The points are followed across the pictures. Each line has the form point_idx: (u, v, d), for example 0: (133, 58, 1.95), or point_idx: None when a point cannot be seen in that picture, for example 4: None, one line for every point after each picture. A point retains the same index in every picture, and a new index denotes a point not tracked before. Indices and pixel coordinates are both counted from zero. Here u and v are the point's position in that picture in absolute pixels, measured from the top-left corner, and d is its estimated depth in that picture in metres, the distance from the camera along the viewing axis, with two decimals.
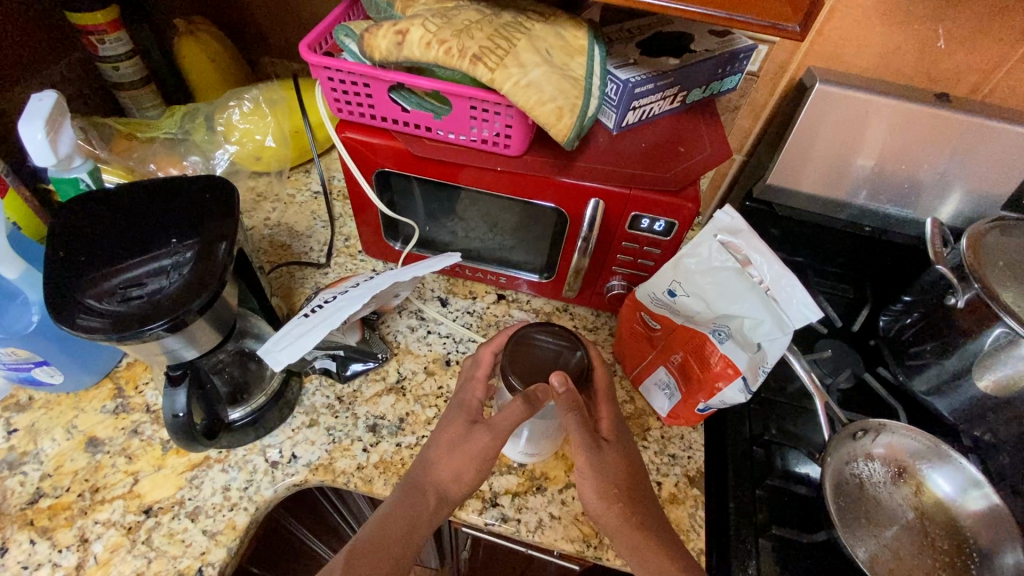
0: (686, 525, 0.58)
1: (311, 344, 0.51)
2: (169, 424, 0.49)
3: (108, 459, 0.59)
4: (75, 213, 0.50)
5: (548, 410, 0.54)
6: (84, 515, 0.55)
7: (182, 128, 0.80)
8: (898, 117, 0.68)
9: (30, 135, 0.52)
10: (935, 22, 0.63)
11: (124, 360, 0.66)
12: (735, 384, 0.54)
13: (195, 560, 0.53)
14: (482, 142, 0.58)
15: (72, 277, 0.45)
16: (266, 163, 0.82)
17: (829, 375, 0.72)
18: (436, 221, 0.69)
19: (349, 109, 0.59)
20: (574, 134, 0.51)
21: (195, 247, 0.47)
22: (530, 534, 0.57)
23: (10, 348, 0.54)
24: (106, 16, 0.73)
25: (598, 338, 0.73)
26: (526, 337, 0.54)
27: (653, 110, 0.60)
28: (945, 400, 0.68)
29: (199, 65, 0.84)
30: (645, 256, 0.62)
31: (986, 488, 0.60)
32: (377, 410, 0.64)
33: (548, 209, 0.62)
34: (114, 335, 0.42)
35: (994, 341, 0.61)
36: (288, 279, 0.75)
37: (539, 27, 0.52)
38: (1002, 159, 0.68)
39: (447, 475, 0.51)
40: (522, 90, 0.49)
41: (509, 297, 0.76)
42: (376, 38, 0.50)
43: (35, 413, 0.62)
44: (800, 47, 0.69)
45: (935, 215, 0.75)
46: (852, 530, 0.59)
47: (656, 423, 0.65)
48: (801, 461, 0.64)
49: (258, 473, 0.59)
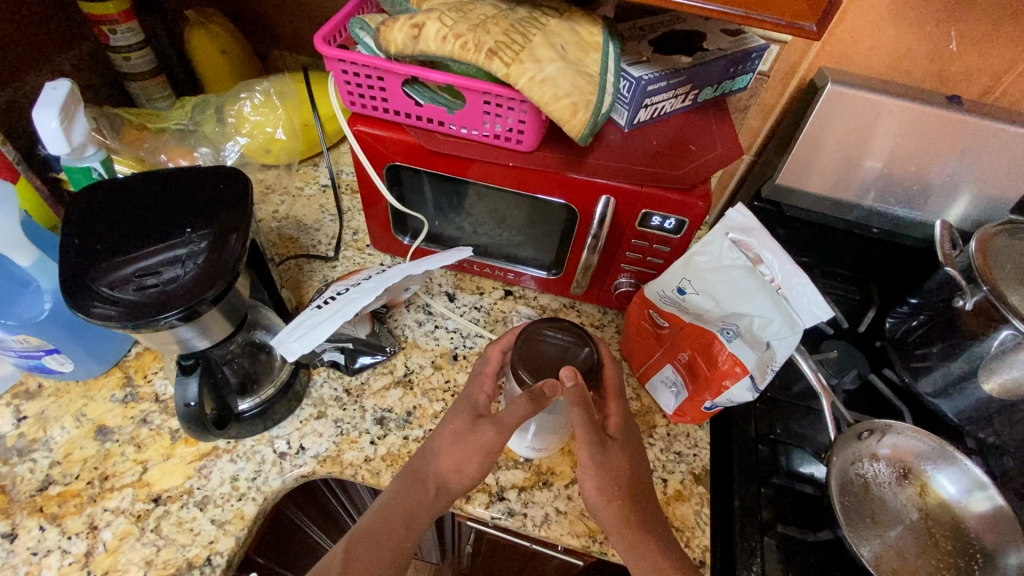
0: (691, 522, 0.58)
1: (324, 335, 0.52)
2: (180, 414, 0.48)
3: (117, 447, 0.59)
4: (91, 201, 0.50)
5: (556, 407, 0.55)
6: (94, 502, 0.56)
7: (193, 119, 0.80)
8: (908, 119, 0.68)
9: (45, 123, 0.52)
10: (946, 25, 0.63)
11: (134, 350, 0.67)
12: (742, 383, 0.53)
13: (203, 548, 0.54)
14: (494, 137, 0.58)
15: (87, 265, 0.45)
16: (275, 156, 0.83)
17: (834, 375, 0.72)
18: (445, 216, 0.69)
19: (362, 102, 0.59)
20: (588, 131, 0.51)
21: (209, 237, 0.47)
22: (535, 528, 0.57)
23: (22, 336, 0.54)
24: (118, 7, 0.73)
25: (605, 334, 0.73)
26: (535, 333, 0.54)
27: (664, 108, 0.61)
28: (951, 403, 0.68)
29: (210, 57, 0.85)
30: (654, 254, 0.63)
31: (991, 490, 0.60)
32: (385, 403, 0.64)
33: (558, 205, 0.62)
34: (129, 323, 0.42)
35: (1000, 345, 0.61)
36: (297, 272, 0.75)
37: (554, 23, 0.52)
38: (1012, 161, 0.68)
39: (449, 465, 0.52)
40: (537, 86, 0.49)
41: (515, 293, 0.76)
42: (392, 31, 0.51)
43: (44, 401, 0.62)
44: (813, 47, 0.69)
45: (943, 217, 0.75)
46: (858, 530, 0.59)
47: (662, 421, 0.66)
48: (806, 461, 0.64)
49: (266, 464, 0.59)
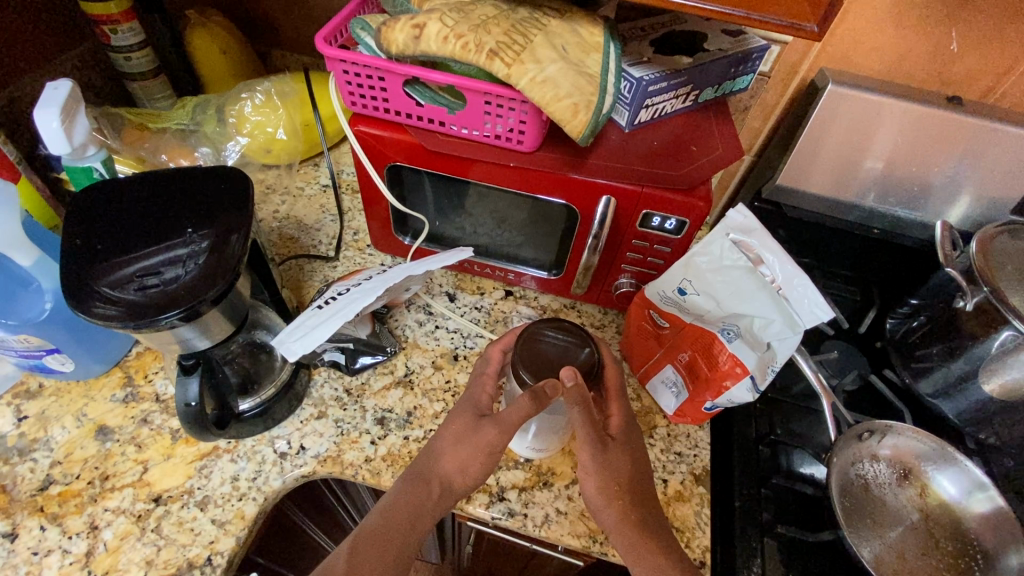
0: (691, 522, 0.58)
1: (325, 335, 0.52)
2: (180, 413, 0.48)
3: (117, 447, 0.59)
4: (92, 201, 0.50)
5: (557, 407, 0.55)
6: (95, 502, 0.56)
7: (193, 119, 0.80)
8: (908, 120, 0.68)
9: (46, 123, 0.52)
10: (947, 26, 0.63)
11: (134, 349, 0.67)
12: (743, 383, 0.53)
13: (204, 548, 0.54)
14: (495, 138, 0.58)
15: (88, 265, 0.45)
16: (276, 156, 0.83)
17: (834, 376, 0.72)
18: (445, 217, 0.69)
19: (362, 102, 0.59)
20: (589, 131, 0.51)
21: (210, 238, 0.47)
22: (535, 529, 0.57)
23: (23, 336, 0.54)
24: (119, 7, 0.73)
25: (606, 335, 0.73)
26: (536, 334, 0.54)
27: (665, 108, 0.61)
28: (951, 404, 0.68)
29: (211, 57, 0.85)
30: (655, 255, 0.63)
31: (992, 491, 0.60)
32: (385, 403, 0.64)
33: (558, 206, 0.62)
34: (130, 323, 0.42)
35: (1000, 346, 0.61)
36: (298, 272, 0.75)
37: (555, 23, 0.52)
38: (1012, 162, 0.68)
39: (452, 467, 0.52)
40: (538, 86, 0.49)
41: (516, 294, 0.76)
42: (393, 31, 0.51)
43: (45, 401, 0.62)
44: (813, 48, 0.69)
45: (944, 217, 0.75)
46: (858, 531, 0.59)
47: (663, 421, 0.66)
48: (806, 462, 0.64)
49: (267, 464, 0.59)
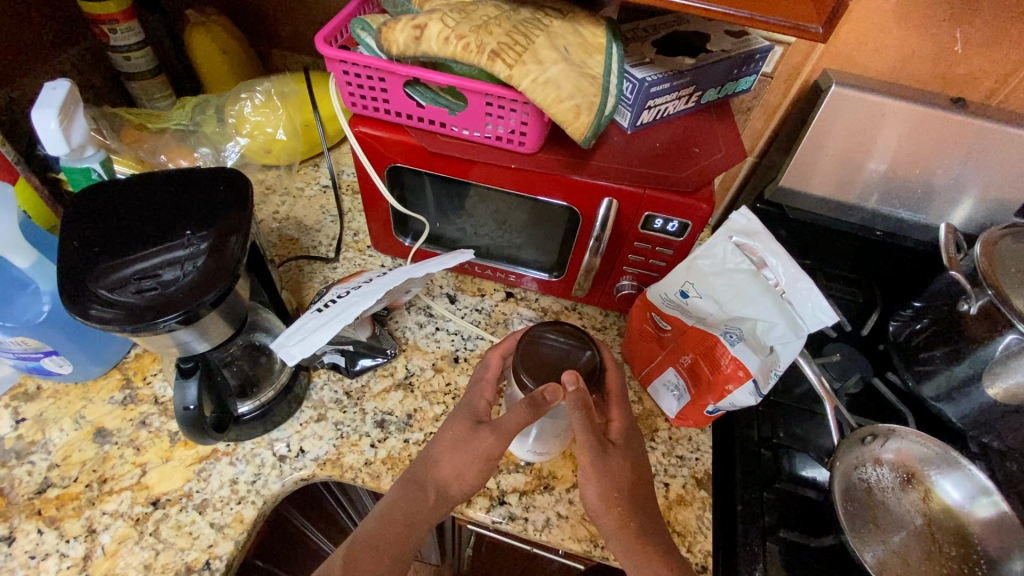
0: (692, 527, 0.58)
1: (325, 339, 0.51)
2: (179, 417, 0.48)
3: (115, 450, 0.59)
4: (89, 202, 0.50)
5: (559, 411, 0.54)
6: (92, 505, 0.55)
7: (193, 119, 0.80)
8: (912, 121, 0.68)
9: (43, 124, 0.52)
10: (952, 27, 0.63)
11: (133, 351, 0.66)
12: (746, 387, 0.53)
13: (202, 552, 0.53)
14: (496, 139, 0.58)
15: (85, 268, 0.45)
16: (276, 156, 0.82)
17: (837, 379, 0.72)
18: (446, 218, 0.69)
19: (362, 103, 0.59)
20: (591, 133, 0.51)
21: (209, 239, 0.47)
22: (536, 533, 0.57)
23: (20, 338, 0.54)
24: (118, 6, 0.72)
25: (607, 337, 0.73)
26: (536, 337, 0.54)
27: (667, 110, 0.60)
28: (954, 407, 0.67)
29: (210, 57, 0.84)
30: (657, 257, 0.62)
31: (996, 496, 0.59)
32: (385, 406, 0.64)
33: (560, 207, 0.61)
34: (128, 326, 0.42)
35: (1005, 349, 0.60)
36: (297, 274, 0.75)
37: (557, 24, 0.51)
38: (1016, 163, 0.68)
39: (449, 472, 0.51)
40: (540, 87, 0.49)
41: (517, 295, 0.75)
42: (393, 32, 0.50)
43: (43, 403, 0.62)
44: (816, 50, 0.68)
45: (947, 220, 0.75)
46: (861, 535, 0.58)
47: (664, 424, 0.65)
48: (807, 465, 0.64)
49: (266, 467, 0.59)
